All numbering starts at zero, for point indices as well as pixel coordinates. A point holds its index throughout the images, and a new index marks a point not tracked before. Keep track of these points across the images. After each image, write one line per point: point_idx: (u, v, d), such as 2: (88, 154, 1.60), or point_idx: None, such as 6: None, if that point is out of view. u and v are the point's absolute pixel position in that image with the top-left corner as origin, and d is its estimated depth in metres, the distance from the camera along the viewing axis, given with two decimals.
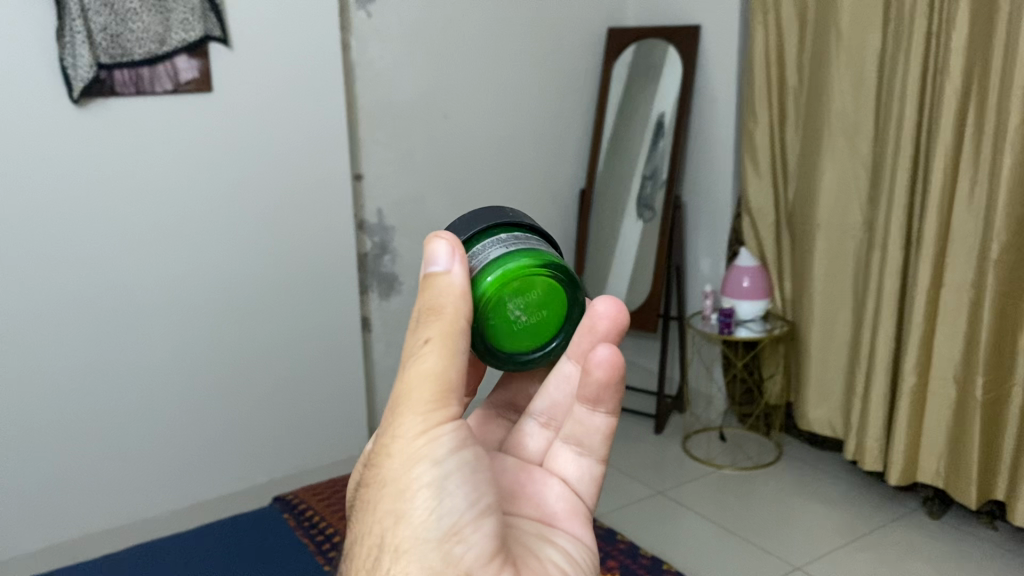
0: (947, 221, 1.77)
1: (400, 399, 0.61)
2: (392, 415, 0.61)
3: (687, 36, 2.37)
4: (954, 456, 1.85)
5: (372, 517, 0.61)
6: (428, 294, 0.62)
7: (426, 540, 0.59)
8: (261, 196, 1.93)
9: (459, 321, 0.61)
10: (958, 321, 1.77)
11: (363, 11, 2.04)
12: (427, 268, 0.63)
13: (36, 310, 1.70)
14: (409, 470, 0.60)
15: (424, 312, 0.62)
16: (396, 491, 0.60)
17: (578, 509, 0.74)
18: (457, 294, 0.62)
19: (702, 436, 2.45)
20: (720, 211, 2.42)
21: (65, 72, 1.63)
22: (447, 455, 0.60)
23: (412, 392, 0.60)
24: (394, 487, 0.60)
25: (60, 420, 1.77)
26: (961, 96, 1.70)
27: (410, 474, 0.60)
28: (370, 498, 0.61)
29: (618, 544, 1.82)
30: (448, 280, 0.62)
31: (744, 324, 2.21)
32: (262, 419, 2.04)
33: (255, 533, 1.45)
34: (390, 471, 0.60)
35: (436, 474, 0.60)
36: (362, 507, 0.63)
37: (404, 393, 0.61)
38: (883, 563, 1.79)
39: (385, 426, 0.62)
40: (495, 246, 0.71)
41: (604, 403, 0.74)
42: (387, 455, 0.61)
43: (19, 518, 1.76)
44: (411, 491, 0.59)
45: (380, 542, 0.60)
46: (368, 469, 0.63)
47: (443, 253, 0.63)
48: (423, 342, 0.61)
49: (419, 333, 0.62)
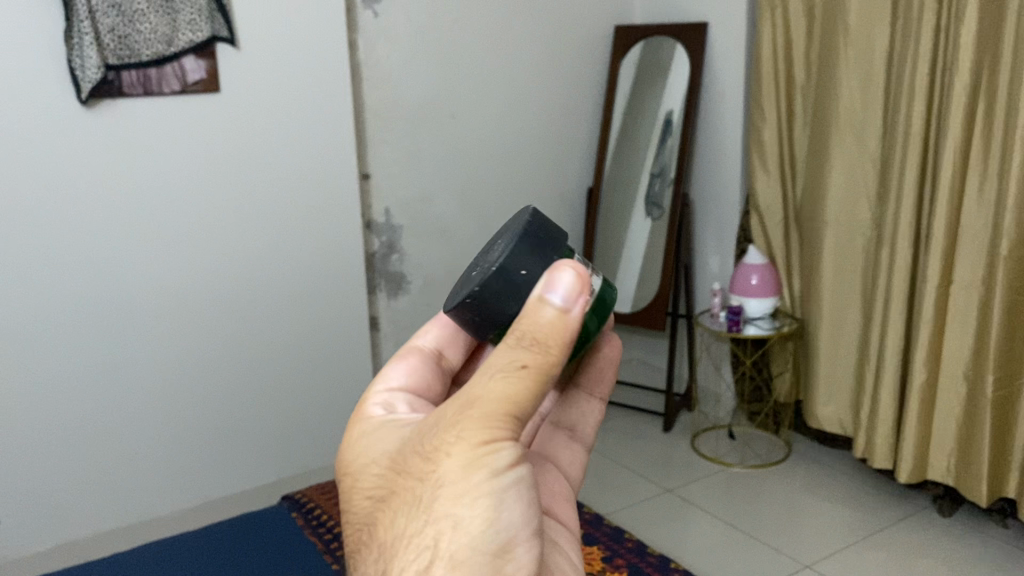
0: (956, 217, 1.76)
1: (475, 404, 0.52)
2: (456, 416, 0.53)
3: (694, 34, 2.36)
4: (964, 453, 1.84)
5: (415, 515, 0.54)
6: (538, 318, 0.52)
7: (480, 555, 0.53)
8: (270, 196, 1.93)
9: (563, 353, 0.53)
10: (968, 318, 1.76)
11: (370, 12, 2.04)
12: (539, 296, 0.53)
13: (47, 310, 1.71)
14: (475, 478, 0.52)
15: (519, 328, 0.53)
16: (455, 499, 0.53)
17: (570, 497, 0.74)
18: (574, 330, 0.53)
19: (710, 434, 2.44)
20: (728, 209, 2.42)
21: (74, 74, 1.64)
22: (513, 468, 0.54)
23: (491, 404, 0.52)
24: (453, 494, 0.53)
25: (70, 419, 1.78)
26: (971, 91, 1.69)
27: (475, 484, 0.53)
28: (409, 492, 0.54)
29: (627, 542, 1.82)
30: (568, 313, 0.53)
31: (752, 322, 2.21)
32: (270, 418, 2.05)
33: (264, 531, 1.46)
34: (450, 476, 0.52)
35: (501, 486, 0.53)
36: (398, 499, 0.55)
37: (482, 398, 0.52)
38: (894, 561, 1.78)
39: (446, 424, 0.53)
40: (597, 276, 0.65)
41: (602, 389, 0.77)
42: (447, 457, 0.53)
43: (30, 517, 1.77)
44: (472, 501, 0.53)
45: (426, 547, 0.53)
46: (410, 459, 0.55)
47: (567, 288, 0.53)
48: (517, 364, 0.52)
49: (515, 352, 0.52)
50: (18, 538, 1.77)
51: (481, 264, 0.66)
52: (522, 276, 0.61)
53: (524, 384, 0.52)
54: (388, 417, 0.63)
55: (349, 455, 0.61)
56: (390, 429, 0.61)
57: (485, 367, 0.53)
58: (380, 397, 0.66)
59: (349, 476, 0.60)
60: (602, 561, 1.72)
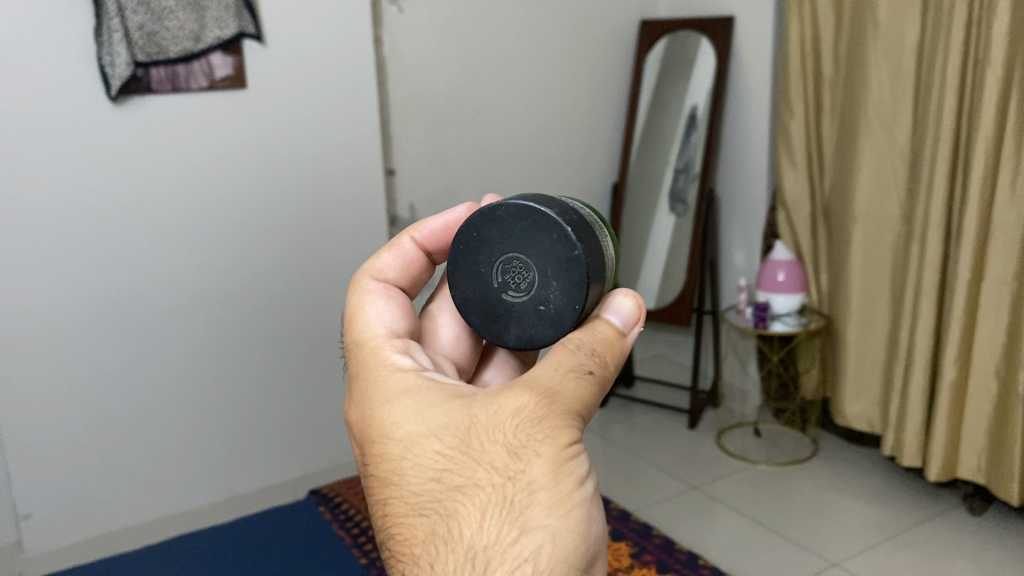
0: (988, 211, 1.74)
1: (559, 403, 0.58)
2: (541, 413, 0.57)
3: (720, 28, 2.35)
4: (996, 451, 1.82)
5: (504, 514, 0.55)
6: (594, 333, 0.64)
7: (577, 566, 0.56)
8: (296, 192, 1.94)
9: (613, 365, 0.63)
10: (1000, 314, 1.74)
11: (394, 7, 2.04)
12: (599, 317, 0.66)
13: (78, 306, 1.73)
14: (565, 485, 0.56)
15: (579, 339, 0.63)
16: (549, 507, 0.55)
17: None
18: (624, 346, 0.65)
19: (736, 431, 2.43)
20: (754, 204, 2.41)
21: (103, 71, 1.66)
22: (589, 476, 0.58)
23: (571, 402, 0.59)
24: (548, 500, 0.56)
25: (100, 413, 1.80)
26: (1003, 85, 1.66)
27: (566, 489, 0.56)
28: (502, 498, 0.56)
29: (654, 538, 1.82)
30: (619, 332, 0.65)
31: (779, 318, 2.19)
32: (296, 413, 2.07)
33: (293, 530, 1.45)
34: (542, 477, 0.56)
35: (586, 497, 0.57)
36: (478, 493, 0.56)
37: (558, 393, 0.59)
38: (925, 560, 1.76)
39: (532, 421, 0.57)
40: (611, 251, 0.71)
41: None
42: (538, 456, 0.56)
43: (65, 508, 1.80)
44: (565, 509, 0.56)
45: (526, 556, 0.54)
46: (489, 448, 0.57)
47: (623, 311, 0.67)
48: (586, 366, 0.61)
49: (580, 356, 0.61)
50: (51, 529, 1.79)
51: (545, 308, 0.65)
52: (586, 312, 0.65)
53: (589, 387, 0.60)
54: (427, 377, 0.64)
55: (394, 424, 0.61)
56: (434, 396, 0.61)
57: (553, 365, 0.60)
58: (384, 341, 0.68)
59: (398, 452, 0.60)
60: (630, 557, 1.72)
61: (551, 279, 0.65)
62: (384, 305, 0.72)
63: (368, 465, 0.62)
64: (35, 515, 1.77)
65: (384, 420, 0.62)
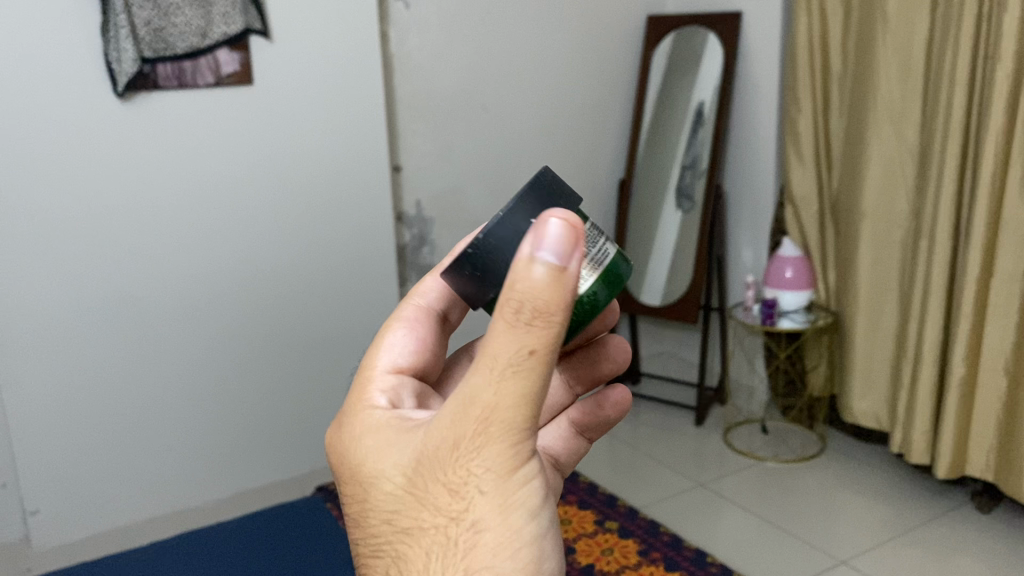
0: (998, 208, 1.73)
1: (501, 424, 0.49)
2: (477, 449, 0.49)
3: (727, 24, 2.34)
4: (1005, 448, 1.81)
5: (446, 567, 0.51)
6: (534, 277, 0.48)
7: None
8: (303, 188, 1.94)
9: (561, 321, 0.49)
10: (1010, 311, 1.72)
11: (401, 3, 2.03)
12: (537, 241, 0.48)
13: (84, 303, 1.73)
14: (514, 520, 0.51)
15: (519, 299, 0.48)
16: (494, 548, 0.50)
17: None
18: (569, 284, 0.48)
19: (743, 428, 2.42)
20: (762, 201, 2.40)
21: (110, 67, 1.66)
22: (541, 500, 0.52)
23: (515, 419, 0.49)
24: (490, 545, 0.50)
25: (107, 410, 1.80)
26: (1013, 82, 1.65)
27: (514, 524, 0.51)
28: (447, 542, 0.51)
29: (662, 535, 1.83)
30: (561, 267, 0.48)
31: (787, 315, 2.18)
32: (302, 410, 2.07)
33: (299, 527, 1.45)
34: (488, 516, 0.51)
35: (536, 527, 0.52)
36: (424, 537, 0.52)
37: (494, 415, 0.49)
38: (934, 559, 1.75)
39: (469, 461, 0.50)
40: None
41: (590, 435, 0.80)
42: (482, 492, 0.50)
43: (72, 504, 1.80)
44: (513, 552, 0.51)
45: None
46: (433, 488, 0.51)
47: (561, 230, 0.48)
48: (527, 352, 0.48)
49: (518, 336, 0.48)
50: (57, 526, 1.80)
51: None
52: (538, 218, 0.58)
53: (532, 377, 0.49)
54: (391, 411, 0.59)
55: (353, 464, 0.56)
56: (392, 432, 0.56)
57: (489, 362, 0.49)
58: (377, 373, 0.65)
59: (356, 496, 0.56)
60: (637, 555, 1.74)
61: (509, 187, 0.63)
62: (406, 334, 0.68)
63: (337, 504, 0.59)
64: (42, 512, 1.77)
65: (346, 459, 0.57)
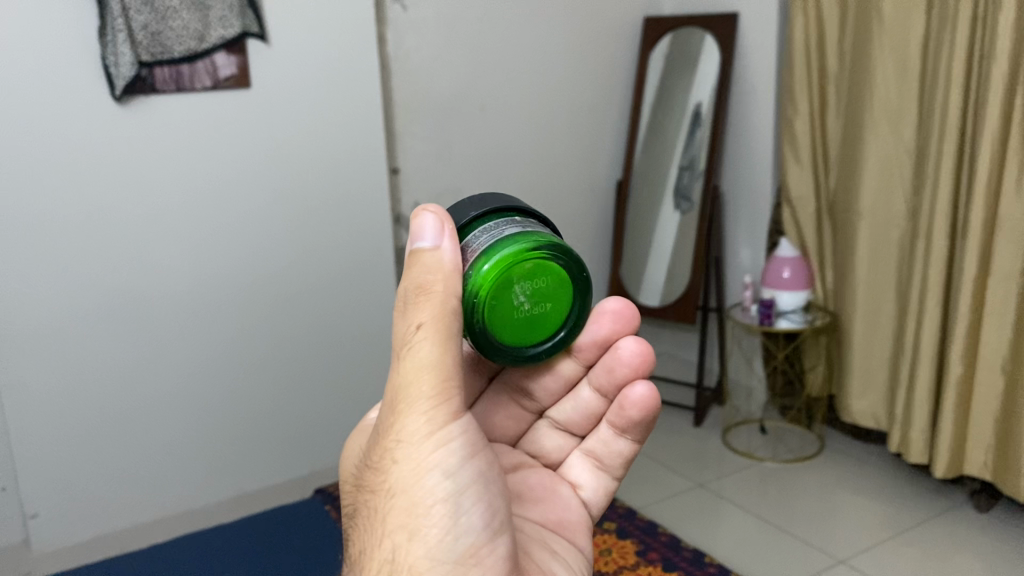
0: (994, 208, 1.73)
1: (406, 398, 0.66)
2: (393, 420, 0.67)
3: (724, 25, 2.34)
4: (1002, 447, 1.81)
5: (376, 519, 0.68)
6: (419, 272, 0.67)
7: (445, 554, 0.65)
8: (301, 190, 1.94)
9: (449, 301, 0.65)
10: (1006, 311, 1.73)
11: (398, 6, 2.04)
12: (416, 242, 0.67)
13: (82, 306, 1.73)
14: (425, 479, 0.66)
15: (412, 292, 0.66)
16: (409, 501, 0.66)
17: (585, 519, 0.87)
18: (446, 269, 0.66)
19: (742, 429, 2.43)
20: (758, 202, 2.40)
21: (107, 71, 1.66)
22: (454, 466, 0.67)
23: (416, 391, 0.66)
24: (396, 488, 0.67)
25: (105, 413, 1.80)
26: (1008, 82, 1.66)
27: (425, 482, 0.66)
28: (381, 501, 0.68)
29: (660, 536, 1.83)
30: (438, 259, 0.67)
31: (784, 316, 2.18)
32: (301, 412, 2.07)
33: (299, 530, 1.45)
34: (403, 477, 0.67)
35: (447, 487, 0.66)
36: (369, 500, 0.69)
37: (401, 393, 0.66)
38: (932, 557, 1.75)
39: (384, 431, 0.68)
40: (501, 218, 0.73)
41: (631, 432, 0.86)
42: (398, 457, 0.67)
43: (72, 507, 1.81)
44: (419, 495, 0.66)
45: (393, 549, 0.66)
46: (373, 459, 0.69)
47: (431, 228, 0.67)
48: (416, 331, 0.65)
49: (410, 322, 0.66)
50: (56, 529, 1.80)
51: None
52: None
53: (423, 353, 0.65)
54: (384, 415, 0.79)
55: (349, 456, 0.77)
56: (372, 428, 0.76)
57: (398, 349, 0.67)
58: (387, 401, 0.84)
59: (347, 480, 0.75)
60: (636, 555, 1.75)
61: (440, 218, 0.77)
62: None
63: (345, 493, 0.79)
64: (41, 515, 1.78)
65: (347, 455, 0.78)
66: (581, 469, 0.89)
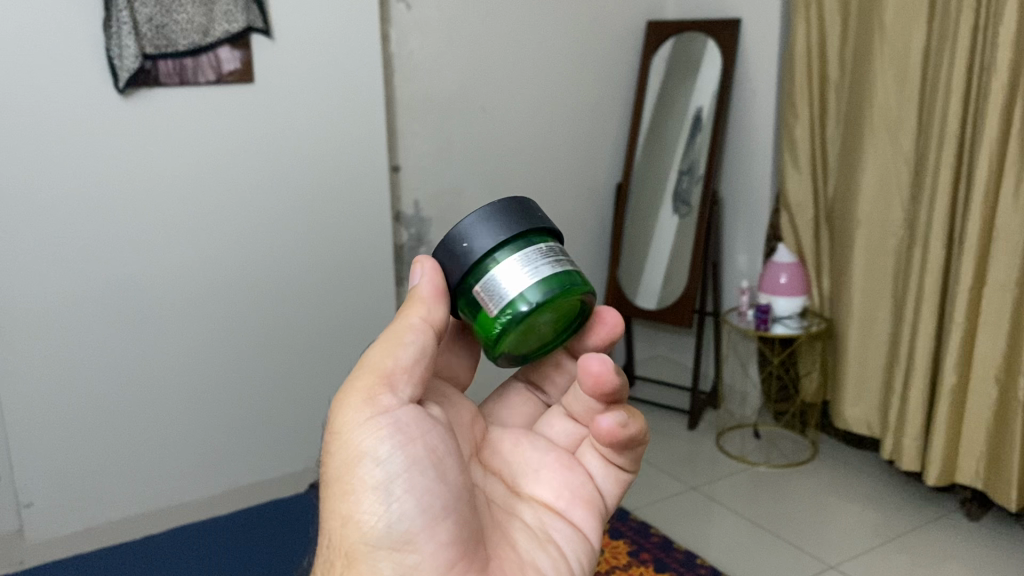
0: (991, 217, 1.74)
1: (347, 396, 0.76)
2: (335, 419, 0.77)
3: (726, 30, 2.34)
4: (994, 456, 1.82)
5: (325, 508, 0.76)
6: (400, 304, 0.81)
7: (378, 534, 0.73)
8: (303, 186, 1.95)
9: (403, 318, 0.78)
10: (1000, 319, 1.74)
11: (402, 4, 2.05)
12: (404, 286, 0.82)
13: (80, 297, 1.74)
14: (359, 468, 0.74)
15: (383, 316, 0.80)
16: (346, 486, 0.75)
17: (598, 506, 0.88)
18: (416, 299, 0.80)
19: (736, 433, 2.44)
20: (756, 207, 2.41)
21: (112, 63, 1.66)
22: (389, 454, 0.74)
23: (355, 389, 0.76)
24: (335, 476, 0.75)
25: (100, 404, 1.81)
26: (1007, 94, 1.67)
27: (359, 470, 0.74)
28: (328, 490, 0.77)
29: (652, 536, 1.84)
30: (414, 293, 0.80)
31: (781, 321, 2.19)
32: (297, 407, 2.07)
33: (294, 522, 1.46)
34: (341, 467, 0.75)
35: (381, 474, 0.74)
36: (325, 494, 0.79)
37: (343, 392, 0.77)
38: (922, 563, 1.77)
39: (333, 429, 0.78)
40: (528, 246, 0.82)
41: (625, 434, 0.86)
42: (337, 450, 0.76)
43: (65, 496, 1.81)
44: (354, 484, 0.74)
45: (336, 530, 0.75)
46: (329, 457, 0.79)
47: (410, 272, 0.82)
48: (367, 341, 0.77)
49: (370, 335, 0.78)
50: (50, 518, 1.81)
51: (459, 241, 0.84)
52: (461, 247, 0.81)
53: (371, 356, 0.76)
54: None
55: None
56: None
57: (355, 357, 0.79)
58: None
59: None
60: (628, 556, 1.76)
61: (470, 221, 0.82)
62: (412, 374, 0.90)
63: None
64: (36, 504, 1.78)
65: None
66: (590, 458, 0.90)
